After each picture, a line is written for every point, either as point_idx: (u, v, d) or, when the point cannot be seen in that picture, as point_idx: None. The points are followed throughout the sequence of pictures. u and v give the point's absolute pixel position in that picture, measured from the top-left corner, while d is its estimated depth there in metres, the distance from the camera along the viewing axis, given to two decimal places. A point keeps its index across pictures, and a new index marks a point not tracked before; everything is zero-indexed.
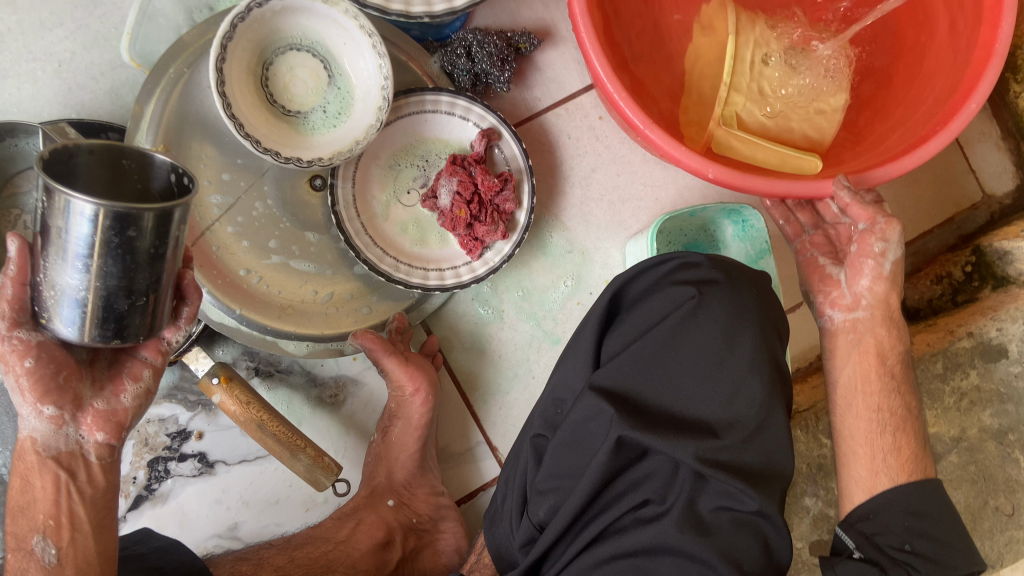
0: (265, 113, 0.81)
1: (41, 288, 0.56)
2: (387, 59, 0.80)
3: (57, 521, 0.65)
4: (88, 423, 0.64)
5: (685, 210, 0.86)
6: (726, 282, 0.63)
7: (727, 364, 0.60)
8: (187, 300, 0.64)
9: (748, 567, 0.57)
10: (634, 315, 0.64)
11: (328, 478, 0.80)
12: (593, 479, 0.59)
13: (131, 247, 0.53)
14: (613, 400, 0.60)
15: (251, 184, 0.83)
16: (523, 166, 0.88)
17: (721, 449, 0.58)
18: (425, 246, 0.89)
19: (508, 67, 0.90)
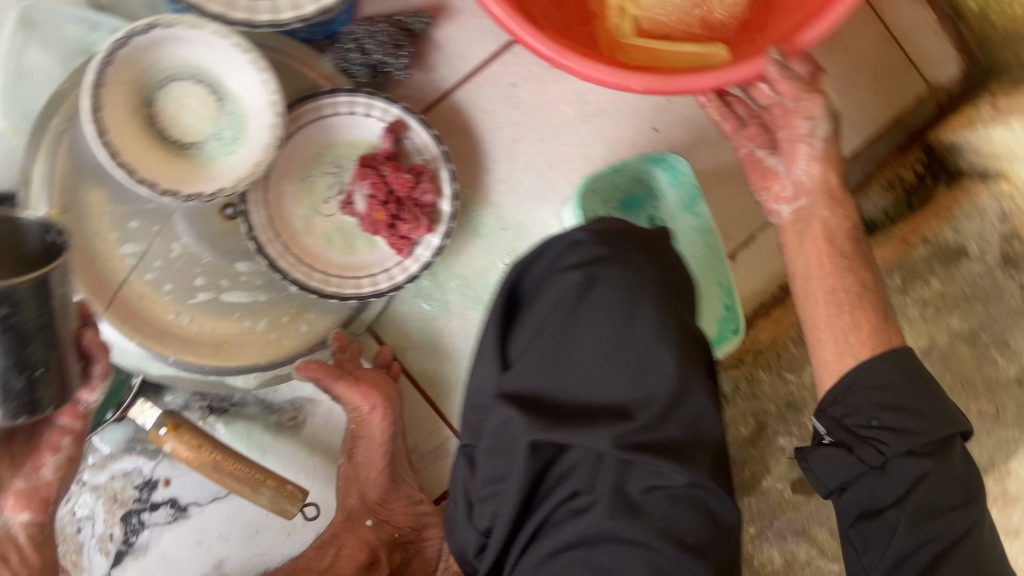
0: (159, 152, 0.78)
1: None
2: (270, 74, 0.77)
3: None
4: (11, 504, 0.65)
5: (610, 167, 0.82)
6: (614, 257, 0.61)
7: (629, 343, 0.59)
8: (93, 356, 0.62)
9: (688, 537, 0.56)
10: (531, 308, 0.62)
11: (294, 505, 0.79)
12: (521, 483, 0.58)
13: (13, 326, 0.50)
14: (522, 402, 0.58)
15: (163, 226, 0.81)
16: (437, 152, 0.84)
17: (639, 429, 0.57)
18: (354, 253, 0.87)
19: (404, 52, 0.86)
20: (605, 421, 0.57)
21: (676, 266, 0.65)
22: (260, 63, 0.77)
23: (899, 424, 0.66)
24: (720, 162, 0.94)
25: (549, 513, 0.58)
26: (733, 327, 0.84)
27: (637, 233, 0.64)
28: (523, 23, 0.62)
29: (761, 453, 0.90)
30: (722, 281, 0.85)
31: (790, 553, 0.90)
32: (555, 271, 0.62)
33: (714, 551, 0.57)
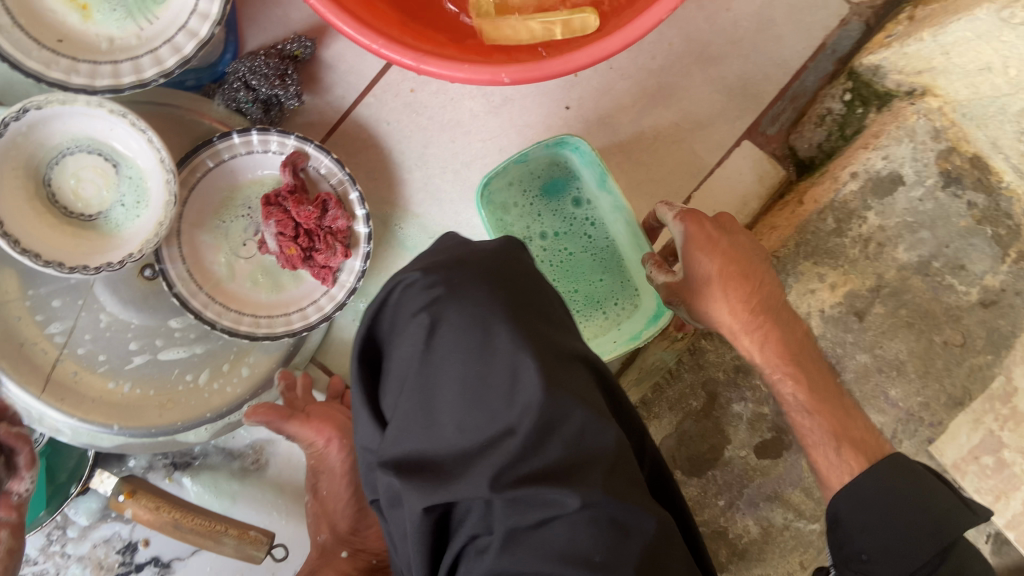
0: (66, 229, 0.79)
1: None
2: (152, 131, 0.77)
3: None
4: None
5: (506, 163, 0.81)
6: (452, 293, 0.60)
7: (488, 374, 0.58)
8: (18, 447, 0.71)
9: (597, 557, 0.54)
10: (390, 365, 0.62)
11: (259, 550, 0.81)
12: (424, 544, 0.57)
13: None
14: (397, 464, 0.58)
15: (85, 299, 0.82)
16: (342, 177, 0.84)
17: (512, 465, 0.56)
18: (281, 290, 0.86)
19: (290, 80, 0.84)
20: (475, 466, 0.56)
21: (527, 279, 0.64)
22: (141, 124, 0.76)
23: (880, 560, 0.70)
24: (639, 128, 0.90)
25: (460, 558, 0.58)
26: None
27: (479, 261, 0.63)
28: (379, 35, 0.57)
29: (718, 423, 0.86)
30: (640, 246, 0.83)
31: (766, 519, 0.85)
32: (403, 321, 0.62)
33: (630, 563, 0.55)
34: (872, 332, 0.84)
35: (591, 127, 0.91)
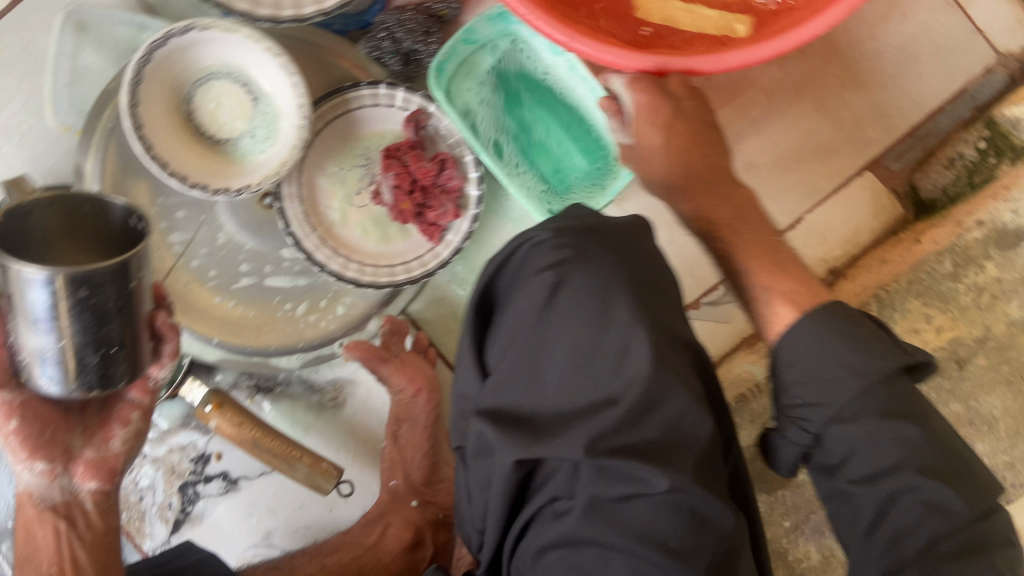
0: (196, 148, 0.83)
1: (19, 351, 0.61)
2: (300, 77, 0.80)
3: (62, 567, 0.68)
4: (80, 472, 0.68)
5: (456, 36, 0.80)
6: (579, 259, 0.61)
7: (601, 343, 0.59)
8: (166, 339, 0.68)
9: (674, 543, 0.54)
10: (502, 318, 0.63)
11: (328, 482, 0.83)
12: (505, 490, 0.58)
13: (93, 306, 0.57)
14: (494, 413, 0.59)
15: (207, 216, 0.85)
16: (460, 137, 0.85)
17: (609, 434, 0.56)
18: (389, 242, 0.89)
19: (433, 38, 0.87)
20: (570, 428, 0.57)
21: (650, 263, 0.65)
22: (290, 62, 0.80)
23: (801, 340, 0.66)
24: None
25: (537, 514, 0.59)
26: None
27: (609, 234, 0.64)
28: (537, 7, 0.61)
29: None
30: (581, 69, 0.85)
31: (829, 549, 0.90)
32: (524, 277, 0.63)
33: (703, 556, 0.55)
34: (970, 382, 0.87)
35: None
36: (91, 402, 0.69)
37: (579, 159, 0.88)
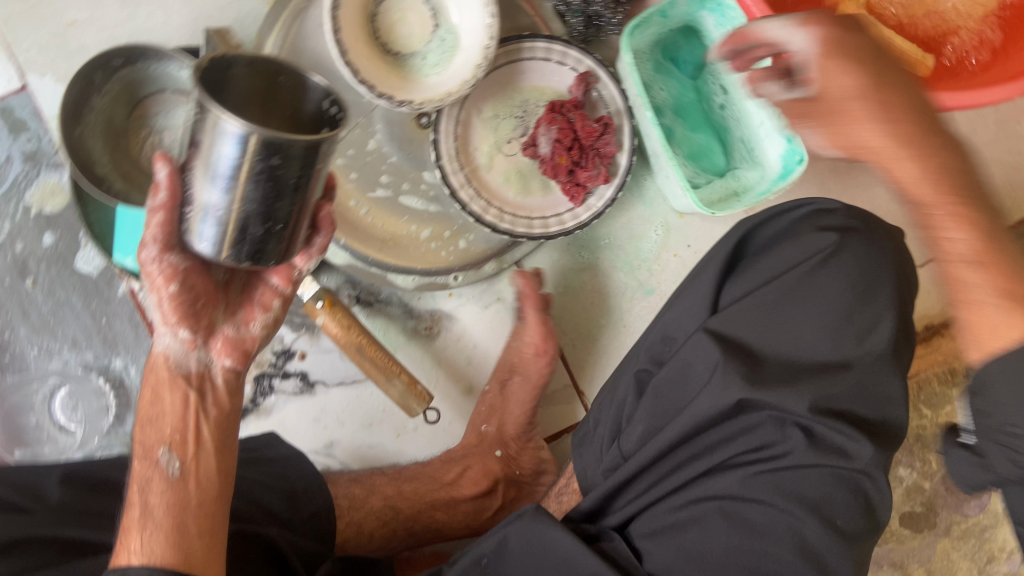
0: (372, 51, 0.82)
1: (189, 208, 0.56)
2: (495, 19, 0.81)
3: (183, 436, 0.62)
4: (218, 347, 0.66)
5: (654, 10, 0.80)
6: (862, 238, 0.68)
7: (856, 314, 0.65)
8: (321, 229, 0.66)
9: (838, 520, 0.61)
10: (761, 261, 0.69)
11: (420, 404, 0.83)
12: (694, 421, 0.63)
13: (275, 175, 0.52)
14: (727, 338, 0.65)
15: (364, 119, 0.85)
16: (622, 108, 0.86)
17: (836, 393, 0.63)
18: (529, 195, 0.90)
19: (621, 9, 0.88)
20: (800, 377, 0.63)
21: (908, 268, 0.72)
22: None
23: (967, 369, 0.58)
24: None
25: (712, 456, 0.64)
26: (798, 156, 0.81)
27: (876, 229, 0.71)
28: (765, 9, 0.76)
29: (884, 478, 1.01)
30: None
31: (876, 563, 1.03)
32: (802, 234, 0.69)
33: (858, 537, 0.62)
34: None
35: (849, 170, 0.95)
36: (229, 280, 0.67)
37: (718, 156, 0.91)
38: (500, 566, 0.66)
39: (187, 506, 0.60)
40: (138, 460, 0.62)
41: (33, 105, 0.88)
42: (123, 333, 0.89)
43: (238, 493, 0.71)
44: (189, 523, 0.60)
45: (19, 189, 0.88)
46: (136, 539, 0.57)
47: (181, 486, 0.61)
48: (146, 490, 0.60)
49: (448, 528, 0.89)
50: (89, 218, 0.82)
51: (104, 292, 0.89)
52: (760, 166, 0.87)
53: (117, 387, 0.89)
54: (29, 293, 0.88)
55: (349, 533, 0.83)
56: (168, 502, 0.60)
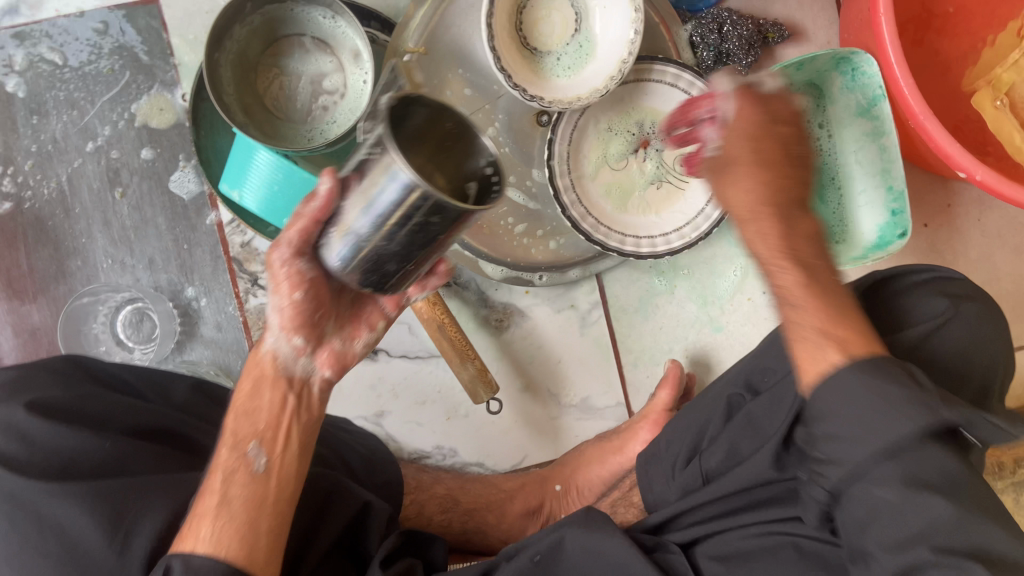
0: (512, 43, 0.84)
1: (330, 228, 0.52)
2: (639, 35, 0.81)
3: (274, 431, 0.57)
4: (322, 357, 0.61)
5: (795, 61, 0.83)
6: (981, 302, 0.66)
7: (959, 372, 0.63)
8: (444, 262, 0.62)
9: None
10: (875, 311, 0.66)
11: (487, 393, 0.84)
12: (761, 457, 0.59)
13: (428, 230, 0.48)
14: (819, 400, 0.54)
15: (488, 106, 0.86)
16: None
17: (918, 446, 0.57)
18: (625, 211, 0.91)
19: (752, 52, 0.90)
20: (843, 487, 0.52)
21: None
22: (638, 11, 0.81)
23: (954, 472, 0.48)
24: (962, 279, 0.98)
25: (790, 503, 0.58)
26: (900, 231, 0.84)
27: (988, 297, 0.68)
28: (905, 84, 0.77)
29: None
30: (887, 146, 0.85)
31: None
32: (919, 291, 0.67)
33: None
34: None
35: (932, 252, 0.97)
36: (344, 295, 0.62)
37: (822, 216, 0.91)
38: (556, 567, 0.60)
39: (261, 504, 0.54)
40: (225, 449, 0.56)
41: (110, 11, 0.86)
42: (200, 262, 0.88)
43: (324, 440, 0.73)
44: (262, 519, 0.54)
45: (128, 99, 0.87)
46: (209, 526, 0.52)
47: (263, 483, 0.55)
48: (228, 482, 0.54)
49: (491, 531, 0.84)
50: (201, 143, 0.83)
51: (191, 218, 0.88)
52: (849, 233, 0.89)
53: (184, 314, 0.88)
54: (115, 203, 0.88)
55: (408, 506, 0.81)
56: (247, 493, 0.54)
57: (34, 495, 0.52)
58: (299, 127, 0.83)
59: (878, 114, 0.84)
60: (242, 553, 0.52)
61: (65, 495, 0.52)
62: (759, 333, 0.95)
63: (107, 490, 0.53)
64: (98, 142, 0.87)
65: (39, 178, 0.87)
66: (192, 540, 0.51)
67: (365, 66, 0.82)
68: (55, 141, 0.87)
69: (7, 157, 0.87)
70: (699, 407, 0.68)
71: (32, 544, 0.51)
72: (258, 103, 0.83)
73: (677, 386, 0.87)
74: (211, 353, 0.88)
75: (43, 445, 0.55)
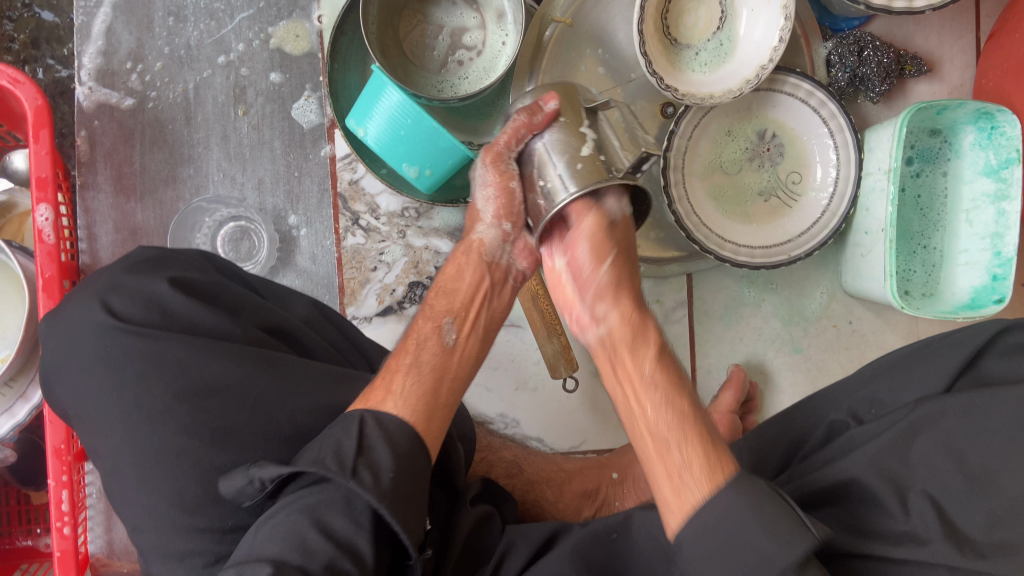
0: (655, 30, 0.84)
1: (537, 147, 0.60)
2: (784, 44, 0.81)
3: (466, 311, 0.66)
4: (520, 249, 0.68)
5: (937, 104, 0.84)
6: None
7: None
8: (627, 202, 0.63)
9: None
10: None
11: (568, 369, 0.83)
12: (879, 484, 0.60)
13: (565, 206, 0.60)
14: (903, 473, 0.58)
15: (618, 88, 0.86)
16: (852, 175, 0.87)
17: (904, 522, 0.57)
18: (729, 217, 0.91)
19: (887, 81, 0.90)
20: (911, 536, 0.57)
21: None
22: (789, 21, 0.81)
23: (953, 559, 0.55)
24: None
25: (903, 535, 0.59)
26: (997, 296, 0.85)
27: None
28: None
29: None
30: (1006, 211, 0.85)
31: None
32: None
33: None
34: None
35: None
36: None
37: (913, 262, 0.91)
38: (639, 544, 0.64)
39: (441, 376, 0.61)
40: (424, 319, 0.65)
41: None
42: (307, 192, 0.89)
43: None
44: (441, 392, 0.60)
45: (267, 20, 0.88)
46: (400, 384, 0.58)
47: (448, 355, 0.63)
48: (422, 348, 0.63)
49: (548, 507, 0.81)
50: (333, 76, 0.82)
51: (307, 147, 0.89)
52: (940, 289, 0.90)
53: (282, 241, 0.89)
54: (236, 119, 0.88)
55: (476, 462, 0.81)
56: (434, 361, 0.62)
57: (178, 357, 0.58)
58: (432, 76, 0.84)
59: (1006, 176, 0.86)
60: (415, 416, 0.57)
61: (209, 360, 0.58)
62: (838, 360, 0.94)
63: (238, 371, 0.58)
64: (230, 56, 0.88)
65: (165, 81, 0.88)
66: (384, 392, 0.57)
67: (507, 27, 0.83)
68: (188, 47, 0.88)
69: (138, 55, 0.88)
70: None
71: (168, 409, 0.56)
72: (396, 44, 0.83)
73: (741, 391, 0.89)
74: (301, 283, 0.89)
75: (177, 319, 0.60)
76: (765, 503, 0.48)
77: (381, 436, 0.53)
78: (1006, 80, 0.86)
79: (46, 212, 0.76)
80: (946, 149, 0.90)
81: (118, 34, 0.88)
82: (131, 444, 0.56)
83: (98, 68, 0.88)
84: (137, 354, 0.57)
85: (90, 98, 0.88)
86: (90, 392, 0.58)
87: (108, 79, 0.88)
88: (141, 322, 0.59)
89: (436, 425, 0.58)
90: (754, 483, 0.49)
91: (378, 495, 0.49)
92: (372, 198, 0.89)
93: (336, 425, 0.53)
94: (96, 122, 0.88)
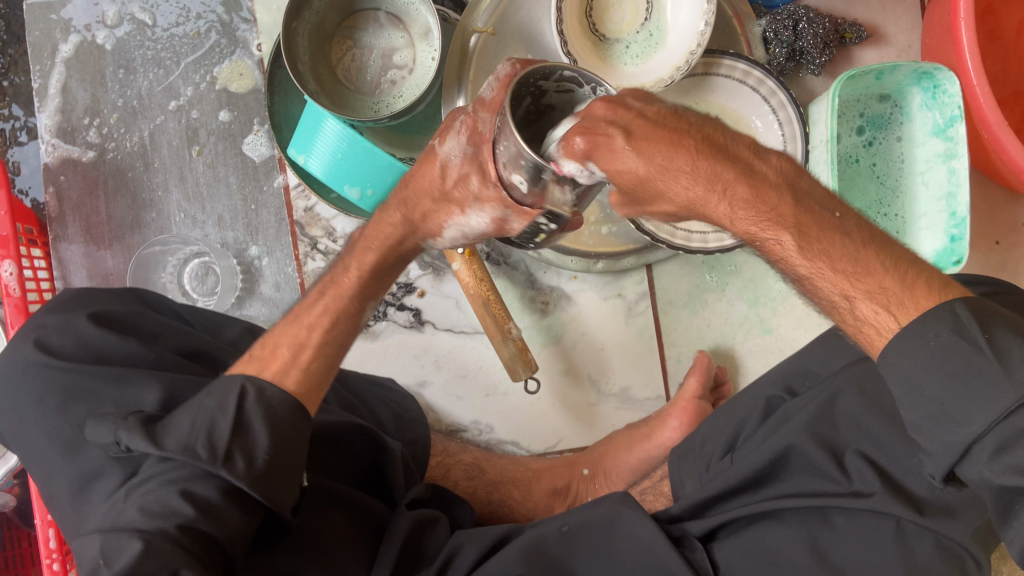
0: (580, 28, 0.85)
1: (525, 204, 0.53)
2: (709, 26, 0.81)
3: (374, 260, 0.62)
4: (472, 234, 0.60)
5: (873, 68, 0.83)
6: None
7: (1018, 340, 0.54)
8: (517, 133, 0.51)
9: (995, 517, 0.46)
10: None
11: (526, 370, 0.84)
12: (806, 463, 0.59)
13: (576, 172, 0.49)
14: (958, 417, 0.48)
15: None
16: (798, 150, 0.86)
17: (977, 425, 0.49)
18: None
19: (828, 52, 0.89)
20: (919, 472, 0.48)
21: None
22: (712, 4, 0.80)
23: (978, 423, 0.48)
24: None
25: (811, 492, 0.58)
26: (956, 257, 0.83)
27: None
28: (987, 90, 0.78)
29: None
30: (957, 169, 0.84)
31: None
32: None
33: None
34: None
35: (1003, 271, 0.91)
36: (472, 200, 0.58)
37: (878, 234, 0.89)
38: (585, 536, 0.65)
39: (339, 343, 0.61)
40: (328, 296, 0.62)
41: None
42: (266, 222, 0.92)
43: (359, 393, 0.77)
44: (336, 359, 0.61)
45: (211, 62, 0.92)
46: (308, 360, 0.59)
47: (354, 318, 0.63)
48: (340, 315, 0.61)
49: (516, 507, 0.83)
50: (275, 108, 0.86)
51: (260, 180, 0.92)
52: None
53: (246, 272, 0.92)
54: (192, 160, 0.92)
55: (434, 468, 0.83)
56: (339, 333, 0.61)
57: (95, 388, 0.59)
58: (367, 99, 0.86)
59: (952, 135, 0.84)
60: (307, 390, 0.58)
61: (123, 387, 0.59)
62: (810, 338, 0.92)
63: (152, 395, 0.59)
64: (180, 101, 0.92)
65: (122, 131, 0.92)
66: (283, 362, 0.58)
67: (434, 43, 0.85)
68: (140, 97, 0.92)
69: (95, 110, 0.92)
70: (738, 411, 0.70)
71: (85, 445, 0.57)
72: (329, 72, 0.86)
73: (706, 375, 0.88)
74: (268, 311, 0.92)
75: (97, 351, 0.62)
76: (950, 345, 0.46)
77: (261, 409, 0.53)
78: (942, 39, 0.85)
79: (10, 266, 0.81)
80: (898, 114, 0.89)
81: (74, 92, 0.92)
82: (59, 483, 0.58)
83: (58, 126, 0.92)
84: (59, 388, 0.59)
85: (53, 155, 0.92)
86: (27, 430, 0.60)
87: (69, 135, 0.92)
88: (65, 358, 0.61)
89: (318, 394, 0.59)
90: (940, 316, 0.47)
91: (249, 478, 0.50)
92: (327, 222, 0.91)
93: (214, 394, 0.53)
94: (62, 177, 0.93)
